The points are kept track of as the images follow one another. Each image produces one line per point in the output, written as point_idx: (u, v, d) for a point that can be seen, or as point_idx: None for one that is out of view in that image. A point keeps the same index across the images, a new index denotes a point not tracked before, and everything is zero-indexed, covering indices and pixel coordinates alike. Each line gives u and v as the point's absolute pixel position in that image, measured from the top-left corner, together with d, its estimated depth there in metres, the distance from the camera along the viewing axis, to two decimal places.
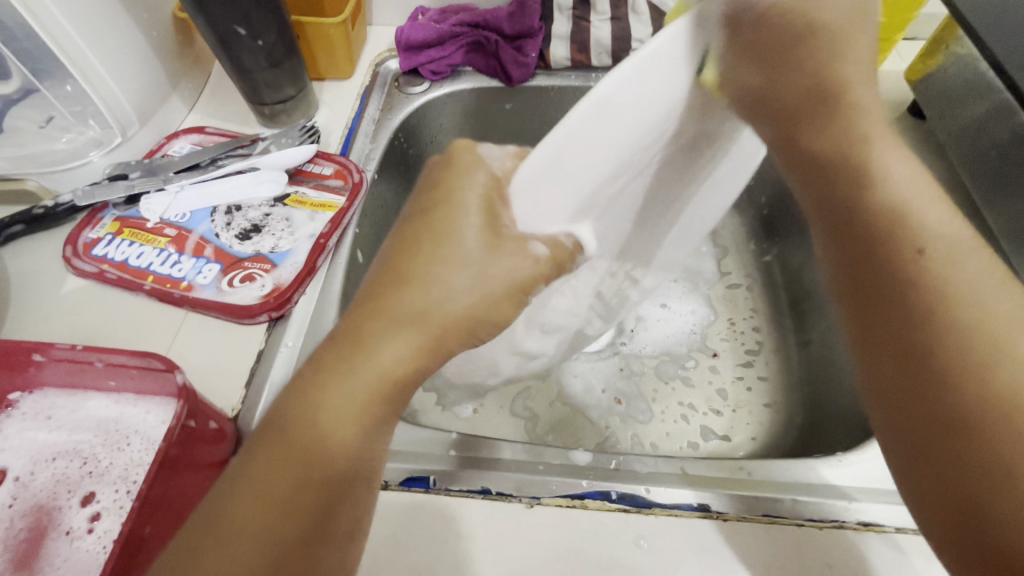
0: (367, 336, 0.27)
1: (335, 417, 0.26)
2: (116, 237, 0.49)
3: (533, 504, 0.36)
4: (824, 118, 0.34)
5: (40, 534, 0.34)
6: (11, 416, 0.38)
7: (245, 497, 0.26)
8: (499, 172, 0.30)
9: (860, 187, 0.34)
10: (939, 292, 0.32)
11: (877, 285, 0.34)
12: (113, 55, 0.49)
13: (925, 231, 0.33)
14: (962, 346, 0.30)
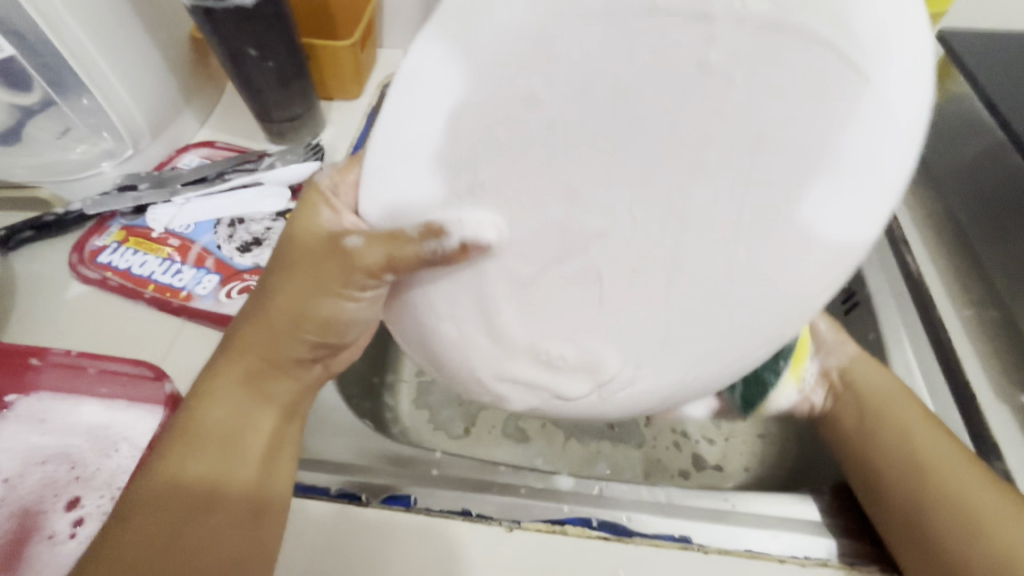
0: (211, 380, 0.35)
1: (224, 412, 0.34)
2: (121, 246, 0.50)
3: (512, 528, 0.36)
4: (866, 378, 0.45)
5: (23, 537, 0.35)
6: (6, 418, 0.39)
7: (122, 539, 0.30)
8: (318, 183, 0.35)
9: (883, 441, 0.42)
10: (944, 480, 0.38)
11: (890, 481, 0.40)
12: (130, 71, 0.51)
13: (924, 442, 0.40)
14: (966, 531, 0.35)
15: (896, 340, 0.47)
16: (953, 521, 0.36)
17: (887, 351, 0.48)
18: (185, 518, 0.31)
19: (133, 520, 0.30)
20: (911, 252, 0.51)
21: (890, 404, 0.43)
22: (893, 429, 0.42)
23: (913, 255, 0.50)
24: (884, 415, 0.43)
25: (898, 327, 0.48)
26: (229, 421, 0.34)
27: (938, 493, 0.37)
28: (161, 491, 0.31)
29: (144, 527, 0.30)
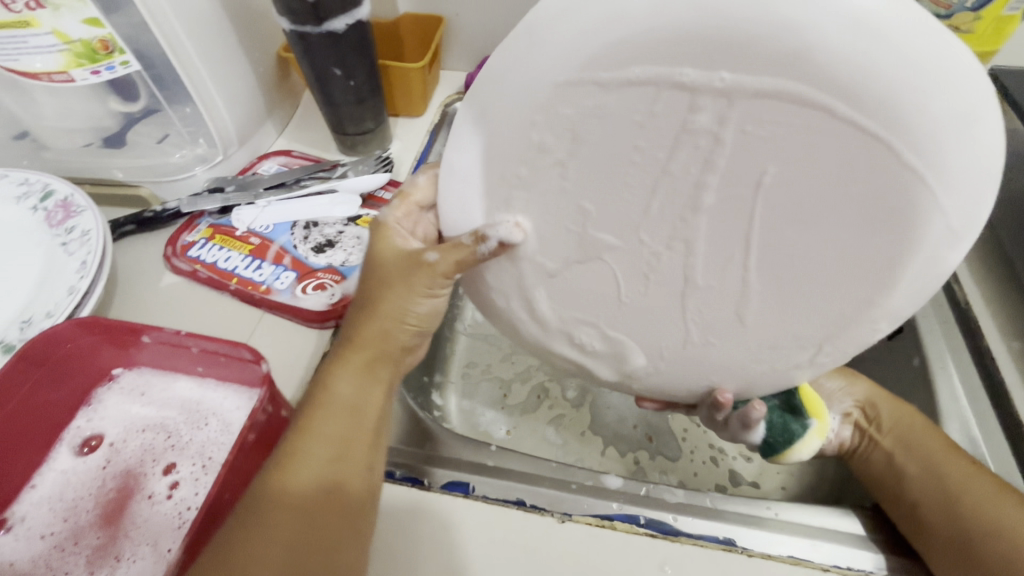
0: (321, 383, 0.37)
1: (342, 403, 0.36)
2: (208, 242, 0.56)
3: (564, 519, 0.38)
4: (895, 418, 0.46)
5: (126, 495, 0.39)
6: (112, 389, 0.43)
7: (261, 532, 0.32)
8: (389, 218, 0.40)
9: (920, 476, 0.42)
10: (982, 513, 0.38)
11: (925, 512, 0.40)
12: (228, 85, 0.57)
13: (956, 480, 0.40)
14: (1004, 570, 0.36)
15: (943, 367, 0.48)
16: (994, 547, 0.37)
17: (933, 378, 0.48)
18: (315, 500, 0.33)
19: (271, 506, 0.32)
20: (958, 281, 0.52)
21: (928, 437, 0.44)
22: (927, 457, 0.43)
23: (961, 284, 0.52)
24: (914, 446, 0.44)
25: (945, 354, 0.48)
26: (345, 411, 0.36)
27: (981, 519, 0.38)
28: (290, 478, 0.33)
29: (282, 512, 0.32)
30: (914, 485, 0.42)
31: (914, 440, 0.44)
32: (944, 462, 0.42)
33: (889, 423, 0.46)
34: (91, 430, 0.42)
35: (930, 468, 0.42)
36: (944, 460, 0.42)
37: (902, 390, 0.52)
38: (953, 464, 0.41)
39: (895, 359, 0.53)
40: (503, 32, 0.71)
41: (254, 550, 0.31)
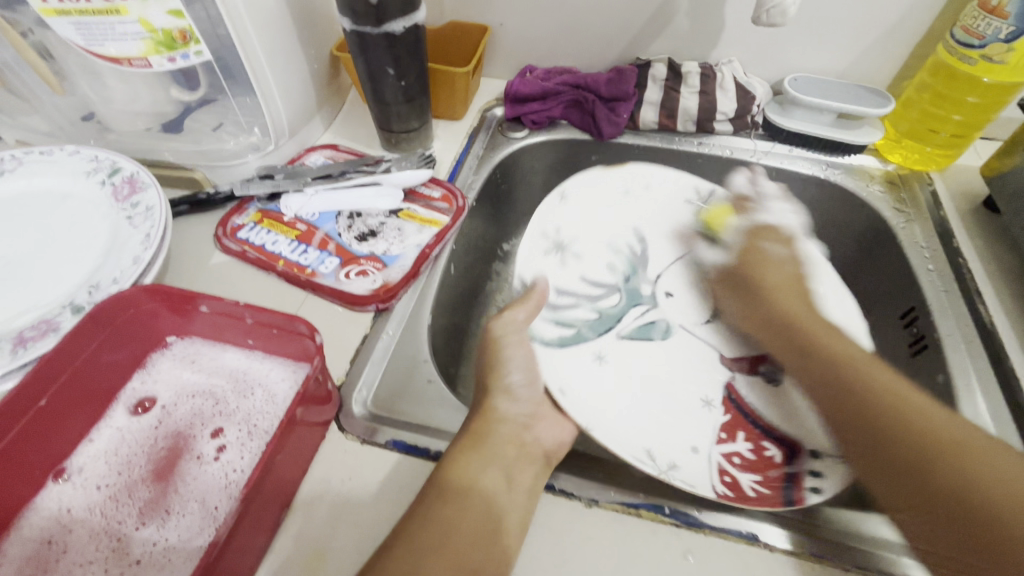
0: (488, 426, 0.41)
1: (508, 431, 0.41)
2: (257, 225, 0.58)
3: (591, 504, 0.40)
4: (786, 289, 0.51)
5: (176, 455, 0.41)
6: (165, 354, 0.46)
7: (436, 528, 0.34)
8: (517, 318, 0.47)
9: (831, 373, 0.43)
10: (897, 400, 0.39)
11: (860, 404, 0.40)
12: (286, 79, 0.60)
13: (859, 372, 0.42)
14: (918, 454, 0.36)
15: (966, 384, 0.48)
16: (896, 433, 0.38)
17: (955, 396, 0.48)
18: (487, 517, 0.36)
19: (445, 497, 0.36)
20: (983, 303, 0.53)
21: (847, 355, 0.43)
22: (817, 347, 0.45)
23: (986, 306, 0.53)
24: (815, 347, 0.45)
25: (968, 371, 0.49)
26: (510, 439, 0.41)
27: (950, 454, 0.35)
28: (462, 477, 0.37)
29: (455, 505, 0.36)
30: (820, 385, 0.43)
31: (798, 316, 0.48)
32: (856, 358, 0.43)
33: (775, 291, 0.51)
34: (144, 392, 0.44)
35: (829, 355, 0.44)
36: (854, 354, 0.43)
37: None
38: (846, 345, 0.44)
39: (917, 375, 0.54)
40: (544, 44, 0.74)
41: (423, 543, 0.33)
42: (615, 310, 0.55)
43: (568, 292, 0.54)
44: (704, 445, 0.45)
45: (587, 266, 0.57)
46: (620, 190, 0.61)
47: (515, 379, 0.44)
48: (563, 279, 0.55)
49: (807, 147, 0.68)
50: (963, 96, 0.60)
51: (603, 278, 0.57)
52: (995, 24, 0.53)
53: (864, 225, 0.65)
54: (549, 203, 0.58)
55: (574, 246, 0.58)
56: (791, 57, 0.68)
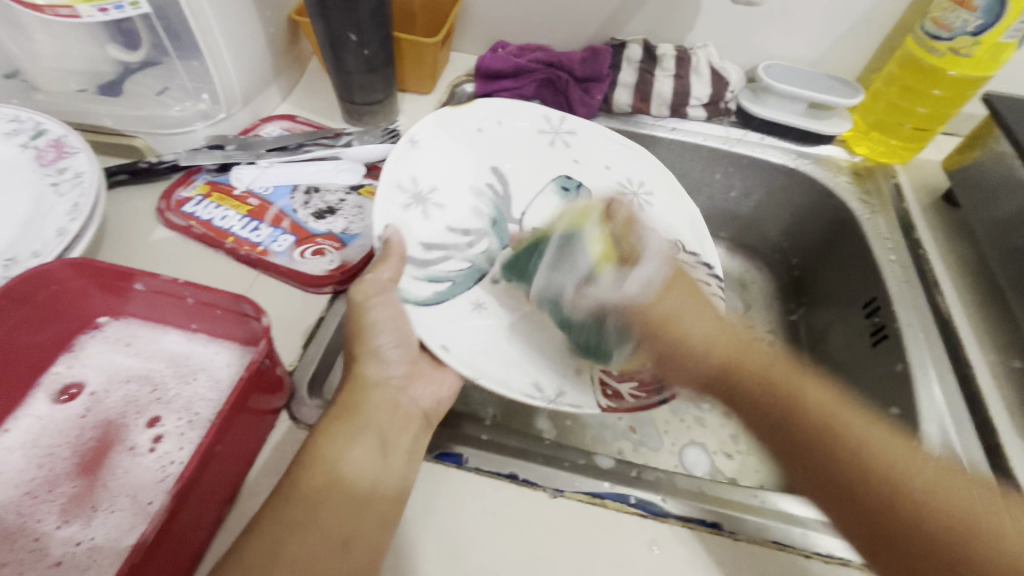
0: (349, 405, 0.37)
1: (387, 394, 0.39)
2: (205, 199, 0.54)
3: (556, 495, 0.39)
4: (682, 301, 0.41)
5: (106, 445, 0.37)
6: (96, 336, 0.42)
7: (297, 520, 0.32)
8: (370, 278, 0.41)
9: (722, 355, 0.39)
10: (819, 426, 0.36)
11: (835, 472, 0.35)
12: (239, 42, 0.56)
13: (686, 331, 0.39)
14: (847, 464, 0.34)
15: (923, 373, 0.49)
16: (885, 489, 0.33)
17: (913, 385, 0.49)
18: (359, 490, 0.35)
19: (311, 480, 0.34)
20: (940, 294, 0.54)
21: (821, 408, 0.36)
22: (686, 351, 0.39)
23: (943, 297, 0.54)
24: (675, 359, 0.39)
25: (926, 359, 0.50)
26: (383, 406, 0.38)
27: (891, 482, 0.33)
28: (330, 456, 0.35)
29: (322, 492, 0.34)
30: (758, 414, 0.38)
31: (681, 331, 0.39)
32: (689, 314, 0.40)
33: (676, 327, 0.39)
34: (71, 378, 0.40)
35: (679, 336, 0.39)
36: (688, 310, 0.40)
37: (880, 392, 0.53)
38: (785, 372, 0.38)
39: (876, 364, 0.55)
40: (517, 18, 0.71)
41: (271, 546, 0.31)
42: (488, 254, 0.52)
43: (436, 247, 0.49)
44: (588, 367, 0.45)
45: (453, 216, 0.52)
46: (487, 121, 0.55)
47: (385, 345, 0.39)
48: (430, 235, 0.50)
49: (778, 136, 0.68)
50: (928, 89, 0.61)
51: (472, 224, 0.53)
52: (964, 17, 0.54)
53: (830, 215, 0.66)
54: (399, 150, 0.49)
55: (436, 195, 0.52)
56: (765, 44, 0.68)
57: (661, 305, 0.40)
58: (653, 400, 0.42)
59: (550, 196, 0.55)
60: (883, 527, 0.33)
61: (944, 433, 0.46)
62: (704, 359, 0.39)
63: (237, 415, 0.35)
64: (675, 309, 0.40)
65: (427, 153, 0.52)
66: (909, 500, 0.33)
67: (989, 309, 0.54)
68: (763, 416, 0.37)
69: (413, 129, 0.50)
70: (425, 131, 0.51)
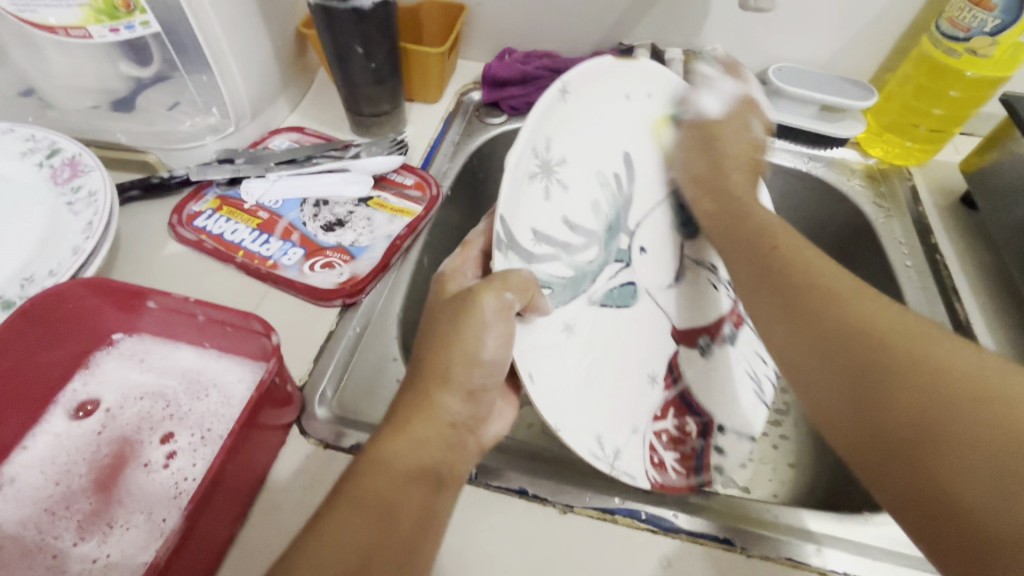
0: (410, 426, 0.34)
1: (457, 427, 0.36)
2: (216, 213, 0.55)
3: (565, 510, 0.39)
4: (732, 159, 0.51)
5: (121, 462, 0.38)
6: (110, 353, 0.42)
7: (337, 542, 0.29)
8: (507, 292, 0.34)
9: (790, 274, 0.40)
10: (846, 322, 0.35)
11: (849, 367, 0.33)
12: (247, 57, 0.56)
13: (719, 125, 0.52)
14: (864, 341, 0.33)
15: None
16: (887, 396, 0.31)
17: None
18: (410, 527, 0.31)
19: (363, 508, 0.30)
20: (959, 300, 0.53)
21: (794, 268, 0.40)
22: (755, 220, 0.46)
23: (962, 304, 0.53)
24: (745, 214, 0.47)
25: None
26: (447, 442, 0.35)
27: (883, 366, 0.32)
28: (384, 484, 0.31)
29: (368, 520, 0.30)
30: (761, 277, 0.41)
31: (746, 205, 0.48)
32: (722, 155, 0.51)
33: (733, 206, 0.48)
34: (87, 394, 0.41)
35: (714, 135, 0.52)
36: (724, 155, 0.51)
37: None
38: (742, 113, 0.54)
39: None
40: (523, 24, 0.70)
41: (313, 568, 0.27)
42: (592, 267, 0.43)
43: (547, 239, 0.39)
44: (643, 425, 0.43)
45: (573, 204, 0.41)
46: (638, 91, 0.46)
47: (485, 360, 0.35)
48: (543, 219, 0.38)
49: (790, 139, 0.66)
50: (944, 89, 0.60)
51: (588, 222, 0.42)
52: (981, 17, 0.53)
53: (844, 219, 0.65)
54: (548, 98, 0.37)
55: (563, 170, 0.40)
56: (775, 46, 0.67)
57: (699, 164, 0.51)
58: (690, 481, 0.42)
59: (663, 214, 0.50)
60: (883, 436, 0.31)
61: None
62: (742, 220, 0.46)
63: (246, 433, 0.35)
64: (723, 130, 0.52)
65: (574, 108, 0.40)
66: (909, 410, 0.30)
67: (1009, 315, 0.52)
68: (779, 302, 0.39)
69: (565, 75, 0.39)
70: (599, 92, 0.42)
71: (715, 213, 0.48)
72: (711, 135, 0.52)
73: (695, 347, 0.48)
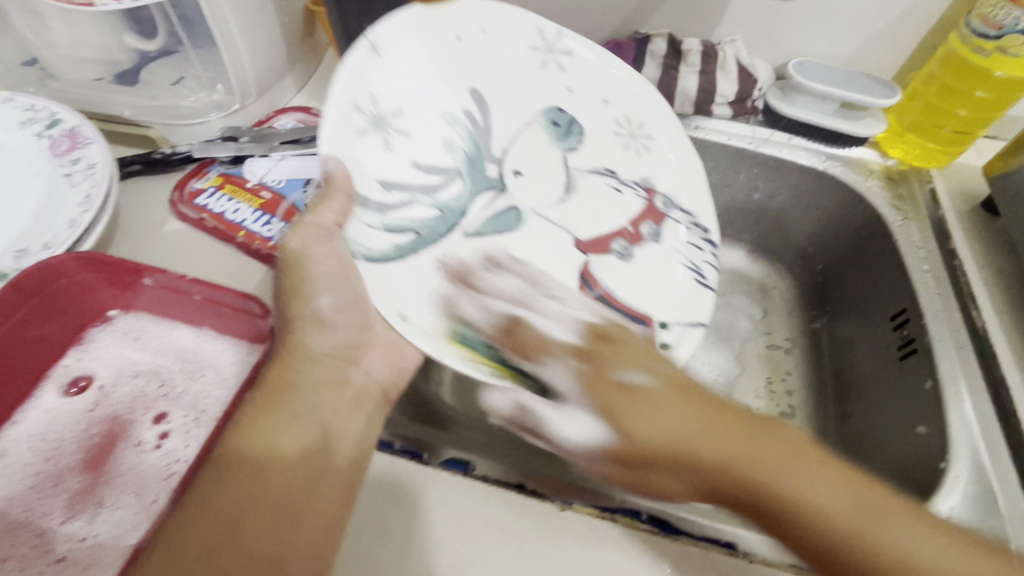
0: (283, 382, 0.38)
1: (357, 384, 0.41)
2: (218, 191, 0.53)
3: (564, 507, 0.38)
4: (636, 407, 0.36)
5: (113, 441, 0.37)
6: (104, 330, 0.42)
7: (200, 512, 0.32)
8: (299, 227, 0.38)
9: (713, 471, 0.33)
10: (772, 491, 0.32)
11: (824, 536, 0.31)
12: (254, 33, 0.55)
13: (657, 430, 0.34)
14: (817, 527, 0.31)
15: (955, 392, 0.47)
16: (855, 550, 0.31)
17: (944, 404, 0.47)
18: (294, 474, 0.35)
19: (235, 468, 0.33)
20: (976, 308, 0.52)
21: (721, 460, 0.34)
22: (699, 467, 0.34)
23: (979, 311, 0.51)
24: (651, 440, 0.34)
25: (958, 378, 0.47)
26: (326, 382, 0.40)
27: (850, 538, 0.31)
28: (254, 443, 0.35)
29: (240, 479, 0.33)
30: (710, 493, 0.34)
31: (699, 455, 0.34)
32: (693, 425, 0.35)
33: (671, 445, 0.34)
34: (80, 370, 0.40)
35: (670, 450, 0.34)
36: (660, 413, 0.35)
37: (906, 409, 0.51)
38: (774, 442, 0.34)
39: (904, 380, 0.52)
40: (538, 8, 0.69)
41: (174, 546, 0.30)
42: (457, 203, 0.48)
43: (395, 188, 0.44)
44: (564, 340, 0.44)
45: (420, 147, 0.46)
46: (470, 30, 0.48)
47: (326, 308, 0.40)
48: (389, 167, 0.44)
49: (806, 137, 0.65)
50: (970, 89, 0.58)
51: (440, 160, 0.48)
52: (1014, 14, 0.51)
53: (859, 221, 0.63)
54: (359, 52, 0.41)
55: (400, 121, 0.45)
56: (798, 39, 0.65)
57: (659, 431, 0.34)
58: None
59: (539, 131, 0.52)
60: None
61: (977, 458, 0.43)
62: (650, 437, 0.34)
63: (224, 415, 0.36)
64: (622, 380, 0.37)
65: (393, 66, 0.44)
66: (870, 553, 0.30)
67: None
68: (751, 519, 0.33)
69: (372, 32, 0.42)
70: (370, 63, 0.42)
71: (651, 464, 0.34)
72: (642, 406, 0.36)
73: (609, 253, 0.50)
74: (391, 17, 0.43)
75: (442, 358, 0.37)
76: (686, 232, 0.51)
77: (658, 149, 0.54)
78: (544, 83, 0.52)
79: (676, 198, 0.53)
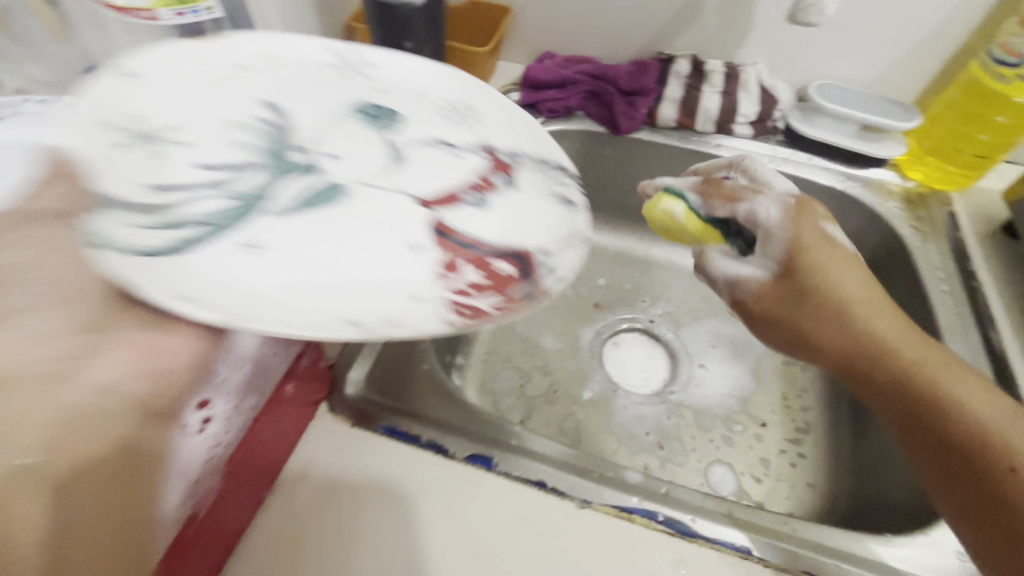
0: None
1: (76, 401, 0.27)
2: None
3: (584, 505, 0.39)
4: (864, 303, 0.36)
5: None
6: None
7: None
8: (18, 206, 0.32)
9: (860, 343, 0.35)
10: (929, 396, 0.34)
11: (936, 429, 0.34)
12: None
13: (848, 296, 0.36)
14: (943, 422, 0.34)
15: None
16: (981, 447, 0.33)
17: None
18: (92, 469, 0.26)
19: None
20: (995, 329, 0.52)
21: (913, 362, 0.35)
22: (826, 346, 0.36)
23: (997, 332, 0.52)
24: (811, 328, 0.36)
25: None
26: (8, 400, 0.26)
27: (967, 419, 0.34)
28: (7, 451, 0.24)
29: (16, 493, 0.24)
30: (887, 395, 0.36)
31: (862, 324, 0.35)
32: (877, 318, 0.35)
33: (838, 303, 0.35)
34: None
35: (822, 298, 0.36)
36: (866, 308, 0.36)
37: None
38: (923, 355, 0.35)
39: None
40: (565, 27, 0.71)
41: None
42: (254, 190, 0.35)
43: (169, 189, 0.33)
44: (424, 289, 0.33)
45: (206, 150, 0.36)
46: (245, 53, 0.41)
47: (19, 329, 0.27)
48: (159, 172, 0.34)
49: (827, 157, 0.66)
50: (990, 115, 0.59)
51: (228, 156, 0.36)
52: None
53: (877, 240, 0.64)
54: (109, 80, 0.36)
55: (179, 134, 0.36)
56: (819, 62, 0.66)
57: (856, 290, 0.36)
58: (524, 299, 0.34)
59: (347, 119, 0.41)
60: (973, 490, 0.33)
61: None
62: (829, 327, 0.36)
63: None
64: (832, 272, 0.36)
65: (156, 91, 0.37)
66: (989, 465, 0.33)
67: None
68: (871, 393, 0.36)
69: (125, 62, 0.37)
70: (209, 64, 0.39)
71: (790, 310, 0.37)
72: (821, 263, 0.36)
73: (461, 204, 0.38)
74: (156, 45, 0.38)
75: (247, 318, 0.28)
76: (546, 178, 0.42)
77: (487, 116, 0.45)
78: (338, 88, 0.42)
79: (518, 153, 0.43)
